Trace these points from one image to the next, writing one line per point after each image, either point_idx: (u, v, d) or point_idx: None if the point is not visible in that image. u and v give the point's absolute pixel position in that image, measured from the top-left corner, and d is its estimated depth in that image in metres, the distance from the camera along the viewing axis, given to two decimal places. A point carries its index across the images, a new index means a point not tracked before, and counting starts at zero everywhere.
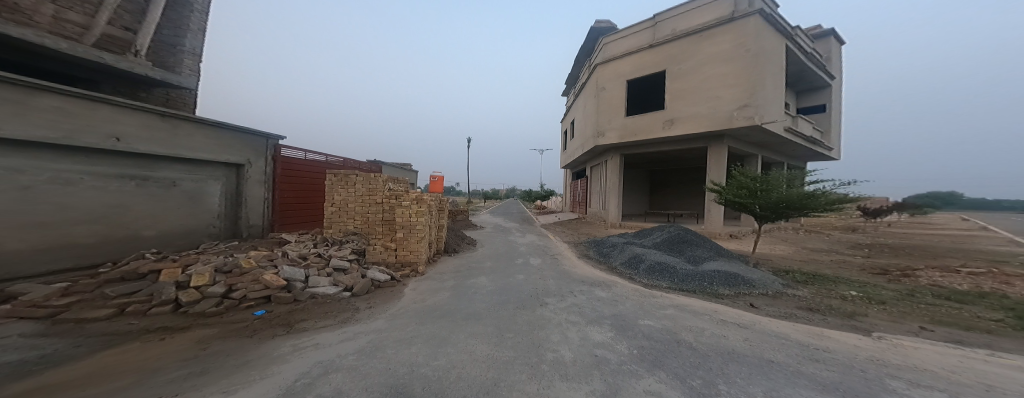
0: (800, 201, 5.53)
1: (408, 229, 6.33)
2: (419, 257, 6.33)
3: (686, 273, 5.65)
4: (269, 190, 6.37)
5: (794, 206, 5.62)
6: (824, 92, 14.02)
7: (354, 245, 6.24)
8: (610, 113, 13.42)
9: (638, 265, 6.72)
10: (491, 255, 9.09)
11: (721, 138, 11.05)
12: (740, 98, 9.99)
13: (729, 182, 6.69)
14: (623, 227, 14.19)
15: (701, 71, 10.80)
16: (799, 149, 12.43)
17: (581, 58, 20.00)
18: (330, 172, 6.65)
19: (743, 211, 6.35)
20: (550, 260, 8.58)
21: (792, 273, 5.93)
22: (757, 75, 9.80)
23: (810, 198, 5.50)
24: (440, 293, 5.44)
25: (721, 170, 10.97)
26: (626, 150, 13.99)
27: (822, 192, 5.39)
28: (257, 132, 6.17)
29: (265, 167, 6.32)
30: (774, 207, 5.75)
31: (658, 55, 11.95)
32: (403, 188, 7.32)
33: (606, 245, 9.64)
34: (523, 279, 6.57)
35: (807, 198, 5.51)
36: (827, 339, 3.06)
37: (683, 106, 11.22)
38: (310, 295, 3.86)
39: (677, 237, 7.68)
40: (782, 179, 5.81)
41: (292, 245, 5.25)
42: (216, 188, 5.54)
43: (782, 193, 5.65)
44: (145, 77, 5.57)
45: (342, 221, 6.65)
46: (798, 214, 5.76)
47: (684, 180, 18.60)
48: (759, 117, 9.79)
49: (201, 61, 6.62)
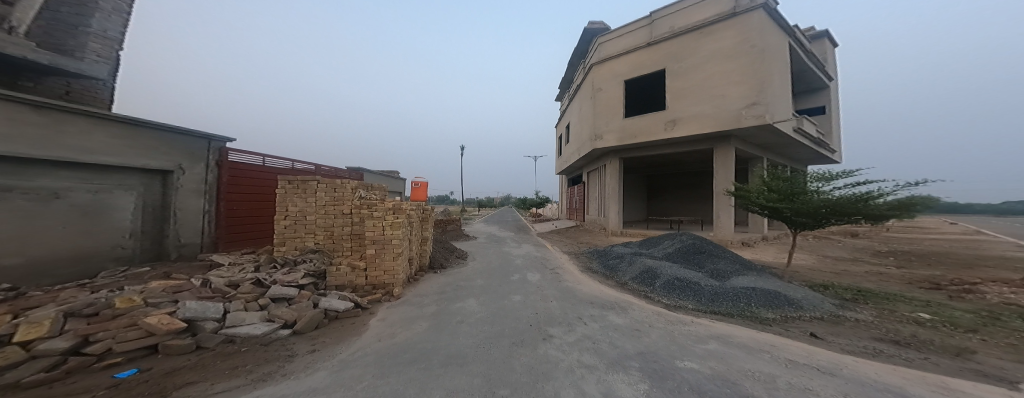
0: (854, 206, 4.59)
1: (378, 244, 5.37)
2: (395, 278, 5.37)
3: (713, 291, 4.68)
4: (211, 201, 5.71)
5: (844, 212, 4.70)
6: (822, 94, 13.75)
7: (311, 265, 5.05)
8: (608, 116, 12.80)
9: (654, 282, 5.77)
10: (482, 270, 8.02)
11: (727, 138, 10.38)
12: (747, 96, 9.38)
13: (758, 184, 5.84)
14: (625, 235, 13.30)
15: (703, 69, 10.26)
16: (804, 151, 11.92)
17: (575, 61, 19.57)
18: (282, 177, 5.42)
19: (777, 218, 5.48)
20: (550, 275, 7.54)
21: (833, 288, 4.96)
22: (764, 72, 9.24)
23: (865, 201, 4.58)
24: (416, 323, 4.34)
25: (729, 173, 10.27)
26: (626, 153, 13.36)
27: (881, 194, 4.48)
28: (198, 133, 5.57)
29: (209, 173, 5.71)
30: (818, 214, 4.86)
31: (656, 54, 11.41)
32: (378, 196, 6.35)
33: (612, 256, 8.72)
34: (519, 301, 5.51)
35: (861, 202, 4.59)
36: (962, 395, 2.10)
37: (685, 105, 10.59)
38: (224, 340, 2.84)
39: (694, 246, 6.77)
40: (826, 179, 4.92)
41: (221, 272, 4.07)
42: (127, 200, 4.59)
43: (825, 196, 4.79)
44: (26, 62, 4.06)
45: (298, 236, 5.41)
46: (848, 221, 4.83)
47: (684, 184, 18.10)
48: (769, 116, 9.16)
49: (116, 47, 5.13)
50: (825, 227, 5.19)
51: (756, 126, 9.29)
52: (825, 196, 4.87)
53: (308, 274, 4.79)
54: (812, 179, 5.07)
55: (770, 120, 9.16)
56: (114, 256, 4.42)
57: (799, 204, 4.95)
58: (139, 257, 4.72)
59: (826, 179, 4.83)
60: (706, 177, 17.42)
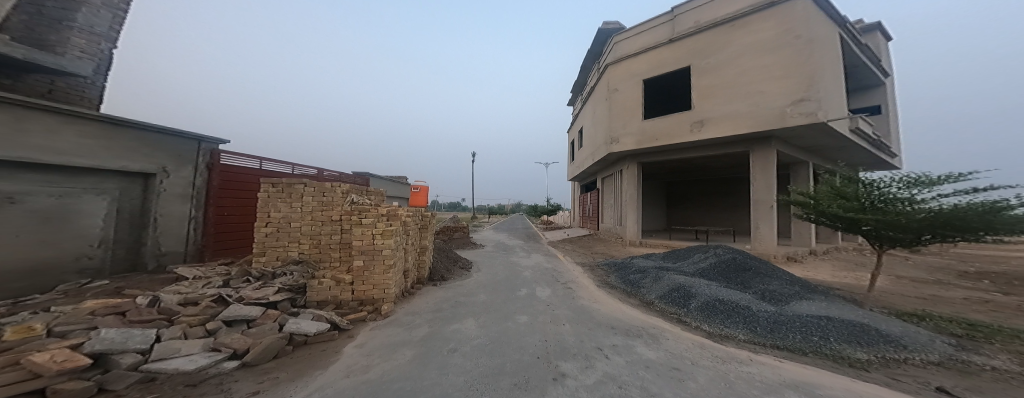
0: (973, 220, 3.45)
1: (368, 254, 4.80)
2: (386, 293, 4.81)
3: (771, 319, 3.68)
4: (198, 206, 5.36)
5: (957, 227, 3.58)
6: (876, 92, 12.29)
7: (290, 278, 4.46)
8: (625, 117, 11.95)
9: (689, 304, 4.77)
10: (487, 283, 7.26)
11: (767, 140, 9.19)
12: (793, 92, 8.26)
13: (826, 190, 4.80)
14: (645, 245, 12.17)
15: (737, 64, 9.24)
16: (858, 154, 10.49)
17: (589, 63, 18.91)
18: (265, 180, 4.88)
19: (856, 230, 4.45)
20: (562, 290, 6.68)
21: (929, 319, 3.83)
22: (814, 65, 8.15)
23: (991, 214, 3.39)
24: (400, 352, 3.62)
25: (770, 177, 8.96)
26: (645, 157, 12.36)
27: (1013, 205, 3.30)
28: (187, 133, 5.26)
29: (199, 177, 5.37)
30: (924, 227, 3.74)
31: (680, 50, 10.52)
32: (371, 201, 5.81)
33: (633, 270, 7.70)
34: (525, 324, 4.70)
35: (983, 215, 3.42)
36: None
37: (714, 104, 9.59)
38: (143, 379, 2.22)
39: (735, 262, 5.70)
40: (926, 184, 3.84)
41: (178, 287, 3.53)
42: (97, 206, 4.25)
43: (926, 206, 3.73)
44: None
45: (280, 245, 4.82)
46: (962, 237, 3.70)
47: (710, 192, 16.74)
48: (822, 113, 7.99)
49: (104, 43, 4.99)
50: (926, 244, 4.09)
51: (804, 124, 8.14)
52: (930, 205, 3.79)
53: (284, 289, 4.22)
54: (909, 183, 3.97)
55: (823, 118, 7.98)
56: (77, 268, 4.05)
57: (894, 215, 3.87)
58: (109, 268, 4.35)
59: (932, 183, 3.75)
60: (735, 184, 16.03)
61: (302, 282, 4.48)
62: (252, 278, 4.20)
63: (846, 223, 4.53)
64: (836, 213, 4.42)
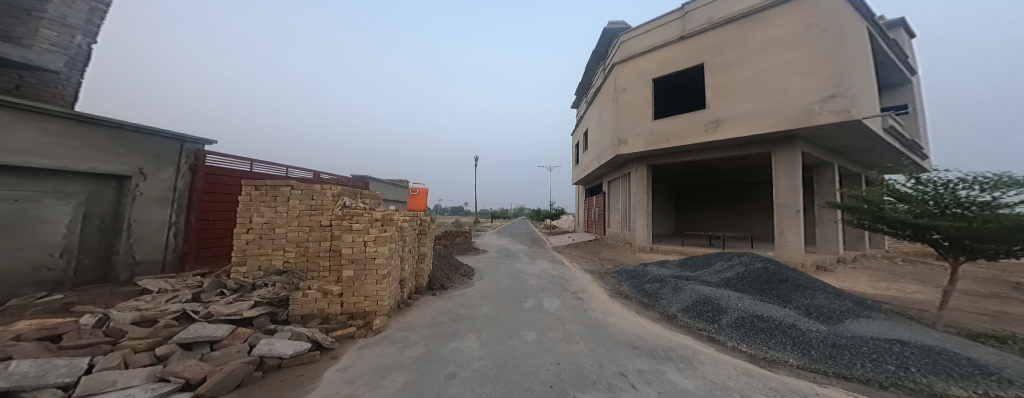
0: None
1: (359, 264, 4.34)
2: (380, 306, 4.35)
3: (827, 343, 3.12)
4: (179, 211, 4.93)
5: None
6: (901, 90, 11.68)
7: (271, 289, 3.97)
8: (633, 118, 11.47)
9: (722, 320, 4.19)
10: (490, 293, 6.73)
11: (792, 139, 8.58)
12: (821, 88, 7.68)
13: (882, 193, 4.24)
14: (656, 251, 11.55)
15: (756, 60, 8.76)
16: (887, 156, 9.85)
17: (594, 65, 18.52)
18: (248, 182, 4.39)
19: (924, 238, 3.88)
20: (572, 301, 6.13)
21: (1015, 342, 3.22)
22: (843, 60, 7.60)
23: None
24: (390, 377, 3.10)
25: (796, 179, 8.36)
26: (656, 159, 11.81)
27: None
28: (168, 133, 4.86)
29: (180, 179, 4.96)
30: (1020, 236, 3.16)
31: (692, 48, 10.06)
32: (365, 205, 5.33)
33: (648, 278, 7.13)
34: (534, 343, 4.18)
35: None
36: None
37: (731, 103, 9.07)
38: None
39: (768, 272, 5.12)
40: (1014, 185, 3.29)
41: (138, 303, 3.07)
42: (60, 211, 3.89)
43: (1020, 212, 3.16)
44: None
45: (261, 254, 4.31)
46: None
47: (722, 196, 16.10)
48: (855, 110, 7.40)
49: (78, 36, 4.64)
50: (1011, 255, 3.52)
51: (833, 122, 7.57)
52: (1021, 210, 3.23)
53: (263, 303, 3.73)
54: (991, 185, 3.42)
55: (855, 115, 7.38)
56: (35, 280, 3.65)
57: (981, 222, 3.29)
58: (73, 280, 3.95)
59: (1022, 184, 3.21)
60: (749, 187, 15.38)
61: (285, 295, 4.00)
62: (227, 292, 3.71)
63: (914, 230, 3.89)
64: (903, 219, 3.79)
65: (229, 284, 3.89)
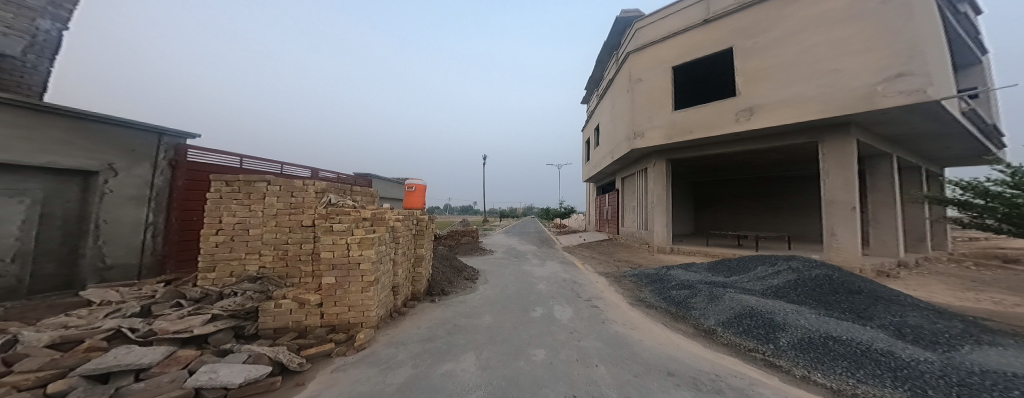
0: None
1: (343, 270, 3.76)
2: (366, 317, 3.75)
3: (949, 380, 2.29)
4: (157, 210, 4.50)
5: None
6: (967, 71, 10.20)
7: (238, 298, 3.41)
8: (652, 109, 10.51)
9: (780, 340, 3.38)
10: (495, 299, 6.08)
11: (845, 127, 7.47)
12: (884, 66, 6.57)
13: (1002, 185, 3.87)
14: (677, 253, 10.57)
15: (799, 40, 7.68)
16: (954, 144, 8.51)
17: (605, 56, 17.58)
18: (218, 178, 3.83)
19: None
20: (586, 310, 5.38)
21: None
22: (914, 31, 6.39)
23: None
24: None
25: (850, 171, 7.33)
26: (678, 152, 10.81)
27: None
28: (143, 125, 4.44)
29: (158, 176, 4.53)
30: None
31: (717, 30, 9.07)
32: (354, 203, 4.74)
33: (673, 284, 6.29)
34: (541, 364, 3.46)
35: None
36: None
37: (766, 88, 8.07)
38: None
39: (834, 283, 4.27)
40: None
41: (67, 321, 2.55)
42: (13, 211, 3.53)
43: None
44: None
45: (232, 258, 3.75)
46: None
47: (749, 193, 14.88)
48: (934, 90, 6.16)
49: (36, 18, 4.38)
50: None
51: (901, 104, 6.46)
52: None
53: (226, 315, 3.16)
54: None
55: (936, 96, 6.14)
56: None
57: None
58: (29, 287, 3.58)
59: None
60: (780, 183, 14.15)
61: (254, 306, 3.43)
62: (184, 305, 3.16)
63: None
64: None
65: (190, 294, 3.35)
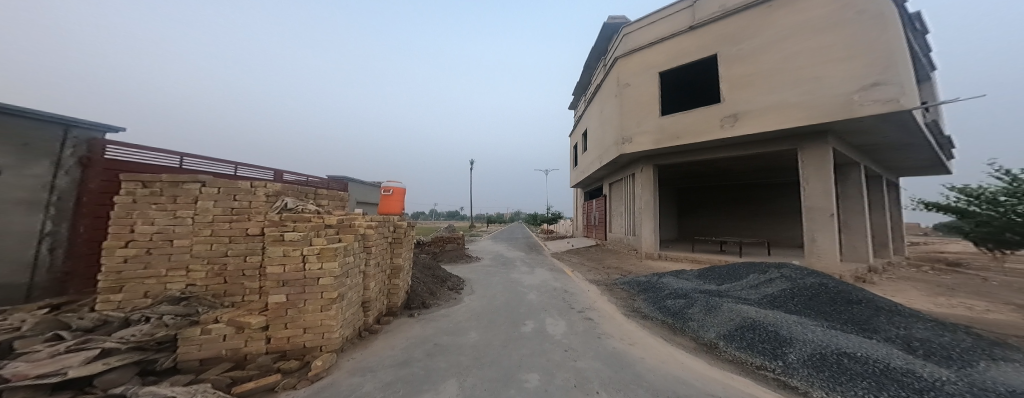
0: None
1: (298, 286, 3.17)
2: (327, 340, 3.18)
3: None
4: (58, 218, 3.58)
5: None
6: (921, 87, 11.04)
7: (147, 325, 2.67)
8: (639, 114, 10.54)
9: (788, 356, 3.14)
10: (481, 311, 5.59)
11: (823, 135, 7.74)
12: (861, 76, 6.85)
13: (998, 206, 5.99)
14: (664, 259, 10.56)
15: (782, 48, 7.92)
16: (915, 154, 9.09)
17: (592, 62, 17.76)
18: (130, 176, 3.04)
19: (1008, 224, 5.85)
20: (580, 323, 5.02)
21: None
22: (887, 43, 6.72)
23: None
24: None
25: (829, 180, 7.56)
26: (663, 158, 10.88)
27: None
28: (43, 115, 3.58)
29: (62, 176, 3.61)
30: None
31: (702, 38, 9.23)
32: (315, 208, 4.11)
33: (667, 292, 6.09)
34: (535, 392, 3.00)
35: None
36: None
37: (750, 96, 8.25)
38: None
39: (830, 292, 4.17)
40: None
41: None
42: None
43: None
44: None
45: (149, 277, 3.00)
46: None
47: (729, 199, 15.38)
48: (906, 99, 6.47)
49: None
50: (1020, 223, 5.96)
51: (876, 113, 6.73)
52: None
53: (125, 348, 2.42)
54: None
55: (908, 105, 6.44)
56: None
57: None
58: None
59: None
60: (758, 190, 14.75)
61: (170, 334, 2.70)
62: (66, 338, 2.41)
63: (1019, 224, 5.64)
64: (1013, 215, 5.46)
65: (78, 323, 2.57)
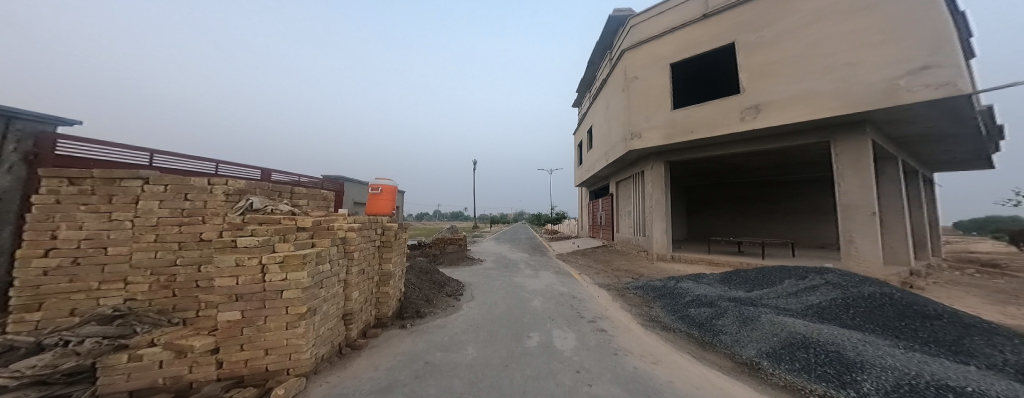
0: None
1: (256, 300, 2.62)
2: (292, 364, 2.62)
3: None
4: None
5: None
6: None
7: (52, 353, 2.06)
8: (648, 108, 9.87)
9: (863, 385, 2.49)
10: (481, 321, 5.00)
11: (860, 125, 7.01)
12: (906, 59, 6.11)
13: None
14: (678, 261, 9.86)
15: (809, 32, 7.21)
16: (956, 146, 8.30)
17: (596, 58, 17.15)
18: (51, 172, 2.49)
19: None
20: (593, 336, 4.40)
21: None
22: (937, 20, 5.95)
23: None
24: None
25: (868, 176, 6.84)
26: (676, 154, 10.18)
27: None
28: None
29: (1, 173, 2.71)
30: None
31: (718, 25, 8.54)
32: (287, 209, 3.57)
33: (689, 299, 5.43)
34: None
35: None
36: None
37: (774, 85, 7.55)
38: None
39: (895, 305, 3.51)
40: None
41: None
42: None
43: None
44: None
45: (76, 291, 2.45)
46: None
47: (743, 197, 14.61)
48: (964, 82, 5.70)
49: None
50: None
51: (924, 99, 5.98)
52: None
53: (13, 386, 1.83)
54: None
55: (967, 89, 5.67)
56: None
57: None
58: None
59: None
60: (775, 188, 13.97)
61: (83, 364, 2.11)
62: None
63: None
64: None
65: None
